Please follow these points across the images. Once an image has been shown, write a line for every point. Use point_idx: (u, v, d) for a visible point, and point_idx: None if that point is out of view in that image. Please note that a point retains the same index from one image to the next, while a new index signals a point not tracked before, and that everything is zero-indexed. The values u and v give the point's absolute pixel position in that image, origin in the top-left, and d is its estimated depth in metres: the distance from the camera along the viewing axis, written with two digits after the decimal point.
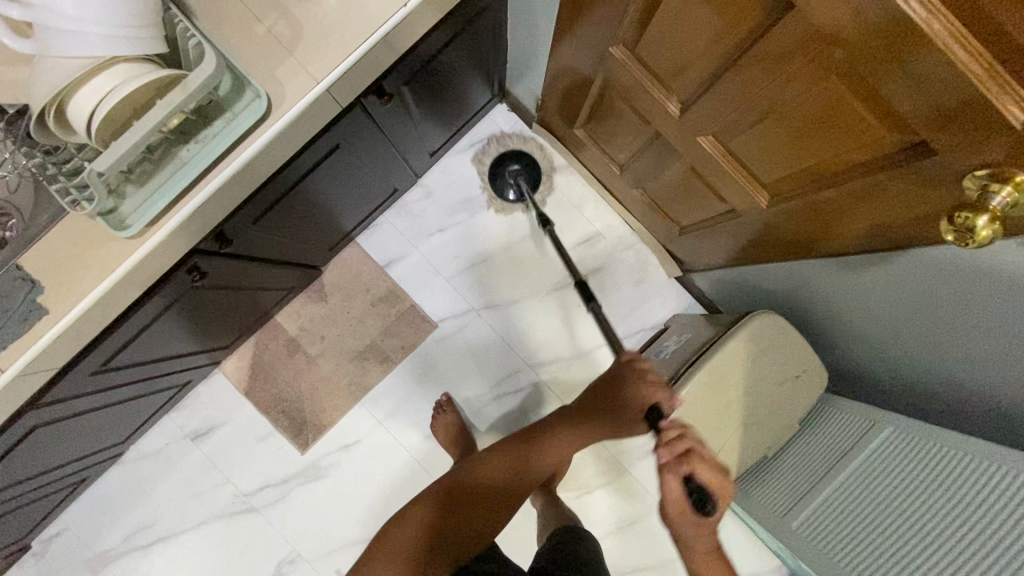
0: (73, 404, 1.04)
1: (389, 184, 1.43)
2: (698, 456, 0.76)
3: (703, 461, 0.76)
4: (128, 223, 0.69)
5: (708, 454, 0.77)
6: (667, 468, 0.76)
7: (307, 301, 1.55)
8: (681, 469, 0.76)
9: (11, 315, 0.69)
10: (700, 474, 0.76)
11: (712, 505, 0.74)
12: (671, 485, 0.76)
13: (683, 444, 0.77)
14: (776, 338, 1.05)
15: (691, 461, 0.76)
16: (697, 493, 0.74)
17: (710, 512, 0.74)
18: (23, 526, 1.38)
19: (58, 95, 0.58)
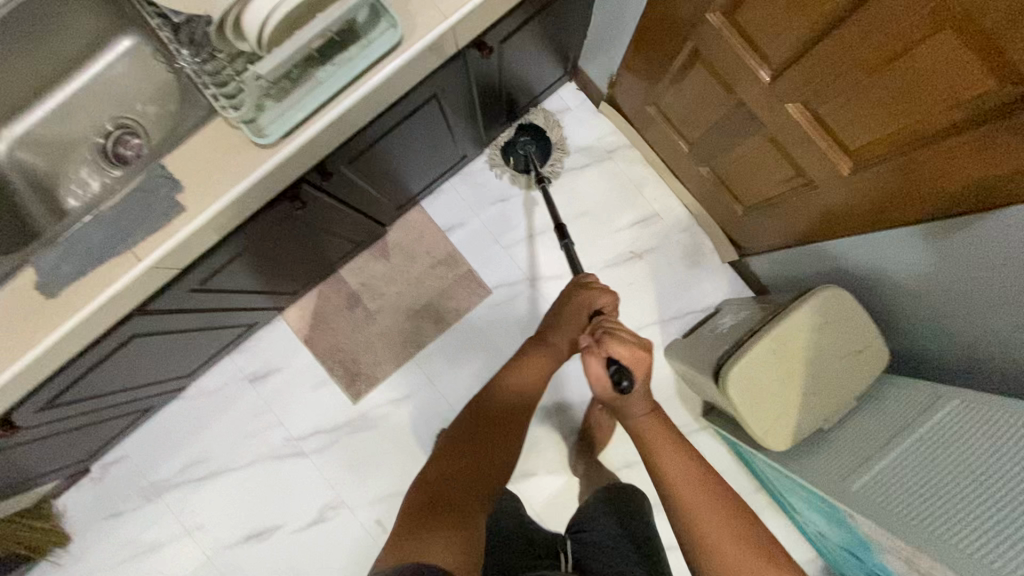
0: (167, 319, 1.10)
1: (461, 150, 1.48)
2: (609, 338, 0.95)
3: (631, 352, 0.95)
4: (265, 132, 0.75)
5: (624, 337, 0.96)
6: (591, 354, 0.96)
7: (370, 258, 1.62)
8: (601, 345, 0.96)
9: (155, 209, 0.76)
10: (615, 354, 0.94)
11: (627, 378, 0.92)
12: (593, 363, 0.97)
13: (624, 352, 0.94)
14: (840, 310, 1.07)
15: (610, 342, 0.95)
16: (615, 373, 0.94)
17: (627, 386, 0.92)
18: (91, 446, 1.46)
19: (238, 2, 0.65)
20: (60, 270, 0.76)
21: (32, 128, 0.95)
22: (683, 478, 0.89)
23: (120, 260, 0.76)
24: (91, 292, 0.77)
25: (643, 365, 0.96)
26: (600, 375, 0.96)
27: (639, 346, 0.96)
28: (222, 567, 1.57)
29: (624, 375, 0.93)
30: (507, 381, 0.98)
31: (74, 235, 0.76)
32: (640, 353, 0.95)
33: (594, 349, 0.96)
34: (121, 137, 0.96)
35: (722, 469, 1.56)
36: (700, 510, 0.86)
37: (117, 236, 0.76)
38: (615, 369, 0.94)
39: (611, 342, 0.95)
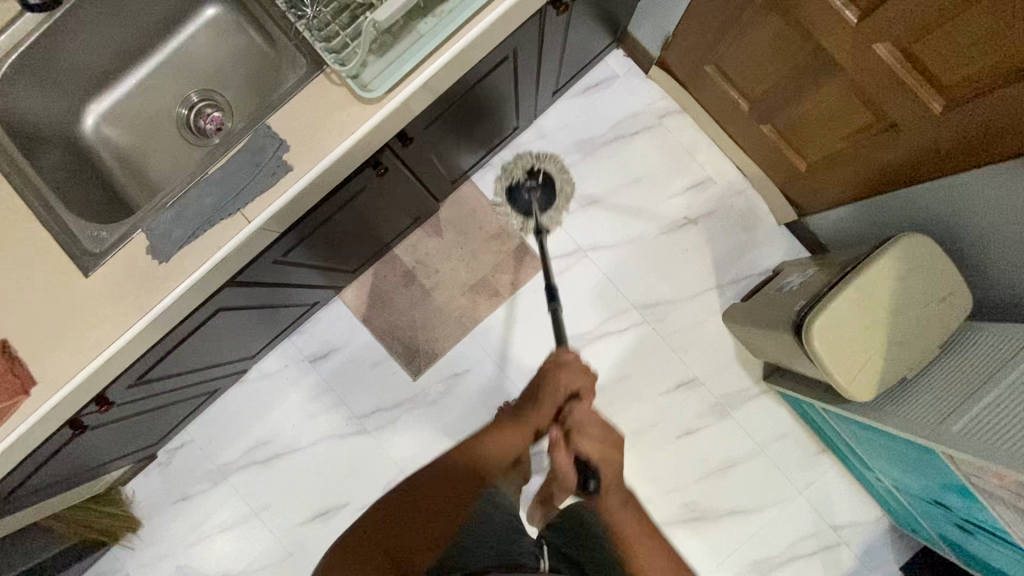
0: (251, 293, 1.10)
1: (517, 121, 1.48)
2: (578, 433, 0.89)
3: (596, 452, 0.88)
4: (370, 87, 0.76)
5: (592, 433, 0.89)
6: (559, 449, 0.90)
7: (423, 235, 1.62)
8: (567, 446, 0.89)
9: (263, 168, 0.76)
10: (585, 453, 0.88)
11: (593, 480, 0.85)
12: (563, 464, 0.90)
13: (590, 450, 0.88)
14: (924, 258, 1.07)
15: (576, 440, 0.89)
16: (583, 475, 0.87)
17: (594, 486, 0.85)
18: (161, 429, 1.48)
19: None
20: (173, 234, 0.77)
21: (118, 101, 0.96)
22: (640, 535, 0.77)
23: (230, 222, 0.77)
24: (203, 255, 0.77)
25: (615, 472, 0.86)
26: (568, 477, 0.89)
27: (608, 442, 0.89)
28: (291, 545, 1.59)
29: (591, 476, 0.86)
30: (489, 427, 0.89)
31: (184, 199, 0.77)
32: (609, 450, 0.88)
33: (558, 450, 0.90)
34: (202, 110, 0.96)
35: (784, 432, 1.56)
36: None
37: (226, 198, 0.77)
38: (584, 466, 0.88)
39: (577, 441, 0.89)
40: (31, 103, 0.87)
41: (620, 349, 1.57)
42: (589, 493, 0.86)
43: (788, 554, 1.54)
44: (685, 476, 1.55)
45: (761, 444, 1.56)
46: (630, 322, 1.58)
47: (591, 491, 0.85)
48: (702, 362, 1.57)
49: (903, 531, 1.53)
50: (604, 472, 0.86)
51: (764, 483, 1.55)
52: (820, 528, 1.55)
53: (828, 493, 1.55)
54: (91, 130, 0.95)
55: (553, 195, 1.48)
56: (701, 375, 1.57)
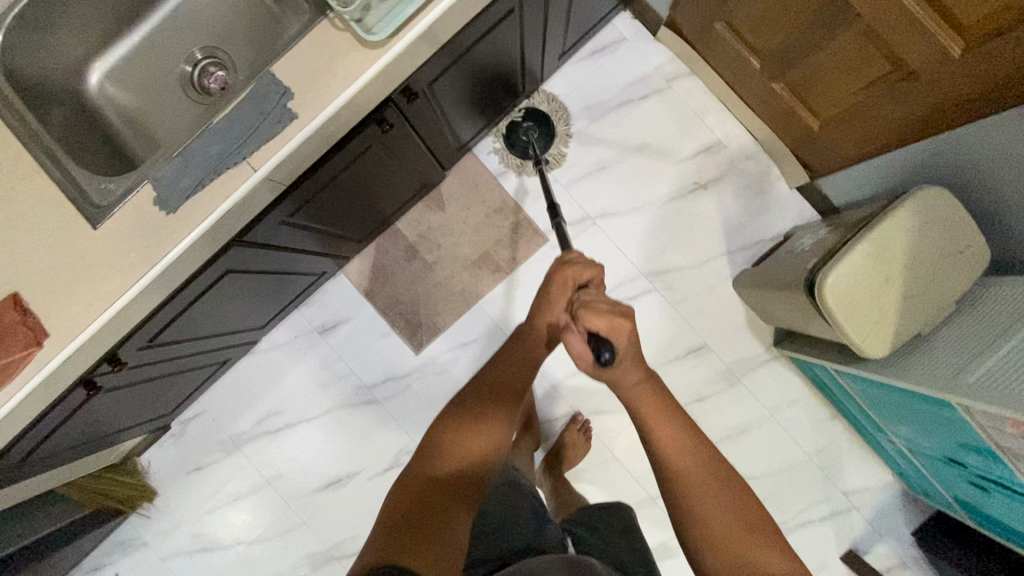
0: (258, 256, 1.10)
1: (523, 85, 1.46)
2: (585, 308, 0.74)
3: (605, 326, 0.73)
4: (374, 31, 0.75)
5: (596, 302, 0.75)
6: (571, 329, 0.78)
7: (430, 205, 1.61)
8: (577, 322, 0.76)
9: (269, 116, 0.75)
10: (594, 327, 0.74)
11: (608, 352, 0.73)
12: (576, 343, 0.78)
13: (601, 325, 0.74)
14: (941, 212, 1.05)
15: (581, 316, 0.75)
16: (596, 346, 0.74)
17: (609, 358, 0.74)
18: (173, 399, 1.49)
19: None
20: (180, 183, 0.76)
21: (121, 59, 0.95)
22: (682, 453, 0.71)
23: (236, 171, 0.76)
24: (209, 205, 0.77)
25: (631, 339, 0.74)
26: (583, 354, 0.77)
27: (621, 311, 0.73)
28: (304, 512, 1.61)
29: (604, 347, 0.74)
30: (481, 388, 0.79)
31: (190, 147, 0.76)
32: (621, 321, 0.73)
33: (572, 333, 0.78)
34: (207, 68, 0.95)
35: (796, 398, 1.55)
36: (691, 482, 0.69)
37: (230, 147, 0.76)
38: (596, 336, 0.75)
39: (584, 318, 0.75)
40: (33, 60, 0.87)
41: (629, 317, 1.56)
42: (610, 363, 0.74)
43: (799, 519, 1.54)
44: None
45: (772, 410, 1.55)
46: (639, 289, 1.56)
47: (610, 360, 0.73)
48: (711, 328, 1.56)
49: (915, 495, 1.53)
50: (617, 346, 0.74)
51: (775, 448, 1.55)
52: (831, 494, 1.54)
53: (839, 459, 1.55)
54: (95, 90, 0.94)
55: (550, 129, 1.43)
56: (711, 342, 1.56)
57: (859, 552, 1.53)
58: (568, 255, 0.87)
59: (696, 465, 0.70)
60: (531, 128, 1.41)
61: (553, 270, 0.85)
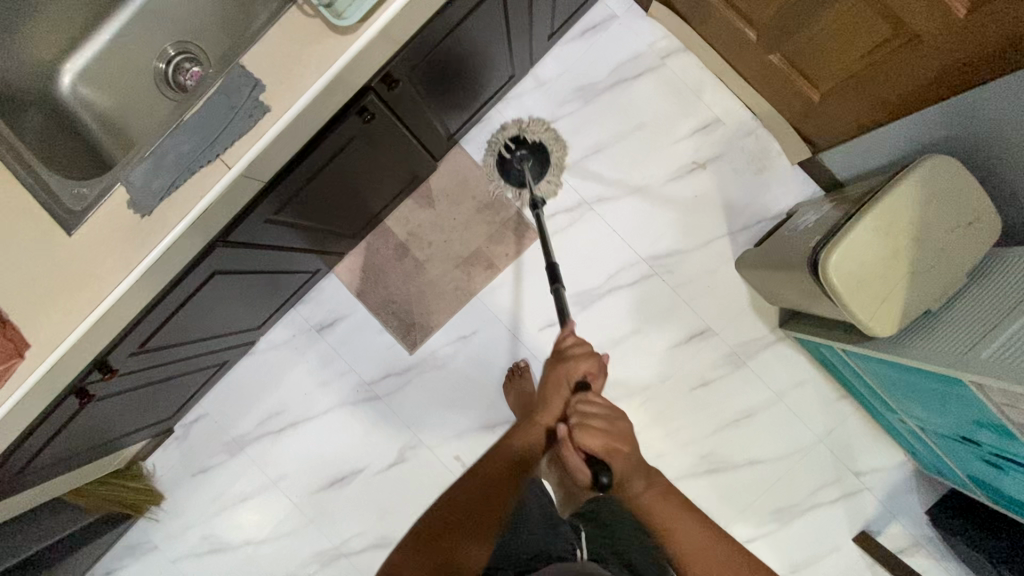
0: (246, 256, 1.07)
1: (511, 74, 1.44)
2: (582, 431, 0.92)
3: (602, 439, 0.92)
4: (344, 15, 0.71)
5: (592, 420, 0.93)
6: (568, 449, 0.93)
7: (422, 197, 1.58)
8: (574, 436, 0.92)
9: (240, 110, 0.73)
10: (592, 449, 0.91)
11: (607, 477, 0.86)
12: (573, 458, 0.93)
13: (597, 442, 0.91)
14: (948, 182, 1.00)
15: (575, 437, 0.92)
16: (595, 467, 0.89)
17: (607, 482, 0.86)
18: (174, 403, 1.49)
19: None
20: (152, 185, 0.74)
21: (92, 58, 0.92)
22: (659, 499, 0.88)
23: (210, 170, 0.74)
24: (183, 207, 0.74)
25: (621, 447, 0.93)
26: (581, 468, 0.92)
27: (610, 438, 0.92)
28: (310, 512, 1.61)
29: (602, 475, 0.86)
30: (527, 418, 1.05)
31: (161, 147, 0.74)
32: (614, 447, 0.92)
33: (570, 443, 0.93)
34: (180, 64, 0.92)
35: (803, 379, 1.52)
36: (669, 525, 0.85)
37: (202, 145, 0.73)
38: (596, 462, 0.89)
39: (579, 437, 0.92)
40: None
41: (630, 303, 1.53)
42: (606, 488, 0.86)
43: (810, 502, 1.52)
44: (702, 427, 1.53)
45: (779, 393, 1.52)
46: (639, 275, 1.53)
47: (607, 485, 0.86)
48: (715, 311, 1.52)
49: (928, 474, 1.50)
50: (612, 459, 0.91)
51: (784, 431, 1.52)
52: (842, 476, 1.52)
53: (848, 439, 1.51)
54: (67, 91, 0.91)
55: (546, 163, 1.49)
56: (715, 326, 1.52)
57: (872, 533, 1.51)
58: (564, 347, 1.09)
59: (676, 516, 0.86)
60: (524, 156, 1.49)
61: (553, 364, 1.08)
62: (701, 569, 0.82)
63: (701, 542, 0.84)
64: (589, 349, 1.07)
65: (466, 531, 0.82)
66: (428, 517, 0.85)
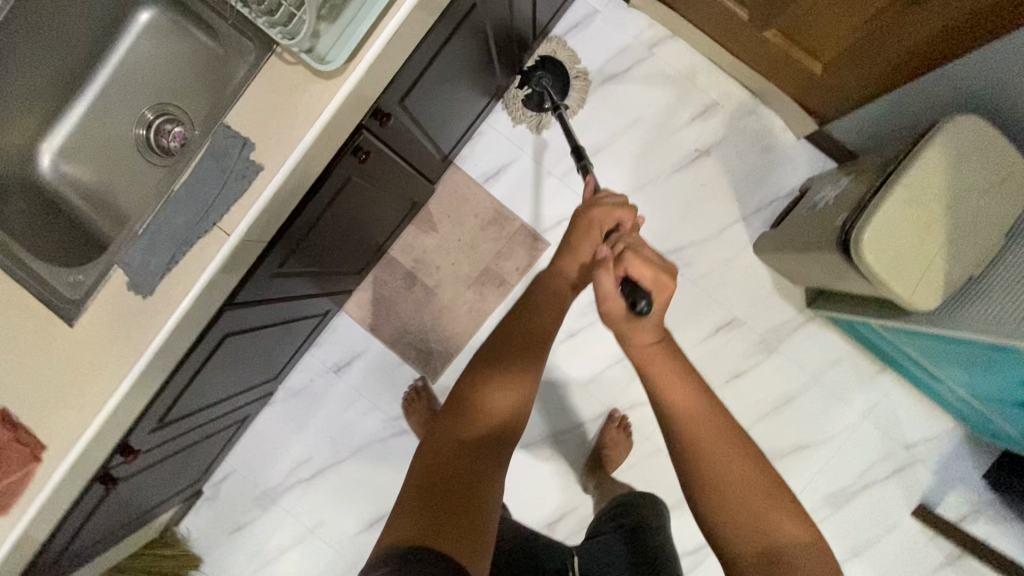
0: (256, 313, 1.04)
1: (511, 63, 1.36)
2: (632, 252, 0.75)
3: (649, 270, 0.74)
4: (327, 59, 0.67)
5: (644, 250, 0.77)
6: (607, 267, 0.77)
7: (423, 222, 1.54)
8: (620, 258, 0.76)
9: (231, 173, 0.68)
10: (634, 274, 0.75)
11: (646, 301, 0.72)
12: (605, 280, 0.77)
13: (645, 270, 0.74)
14: (977, 142, 0.95)
15: (626, 256, 0.75)
16: (631, 293, 0.74)
17: (644, 308, 0.72)
18: (199, 465, 1.45)
19: None
20: (151, 264, 0.70)
21: (72, 134, 0.88)
22: (676, 377, 0.70)
23: (208, 240, 0.69)
24: (186, 282, 0.70)
25: (667, 291, 0.75)
26: (613, 291, 0.76)
27: (663, 269, 0.75)
28: (353, 556, 1.57)
29: (641, 296, 0.73)
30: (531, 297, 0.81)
31: (155, 223, 0.70)
32: (663, 279, 0.74)
33: (609, 263, 0.77)
34: (162, 127, 0.88)
35: (838, 357, 1.47)
36: (675, 391, 0.68)
37: (197, 215, 0.69)
38: (632, 290, 0.74)
39: (625, 261, 0.75)
40: None
41: None
42: (643, 315, 0.73)
43: (863, 482, 1.47)
44: (741, 419, 1.49)
45: (815, 373, 1.47)
46: None
47: (646, 310, 0.72)
48: (739, 299, 1.48)
49: (980, 437, 1.44)
50: (652, 295, 0.74)
51: (826, 413, 1.47)
52: (891, 450, 1.47)
53: (893, 412, 1.46)
54: (50, 172, 0.88)
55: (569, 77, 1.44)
56: (742, 314, 1.48)
57: (931, 506, 1.46)
58: (601, 198, 0.87)
59: (690, 393, 0.68)
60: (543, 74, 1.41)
61: (587, 210, 0.86)
62: (713, 461, 0.64)
63: (711, 418, 0.66)
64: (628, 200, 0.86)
65: (487, 468, 0.62)
66: (432, 456, 0.61)
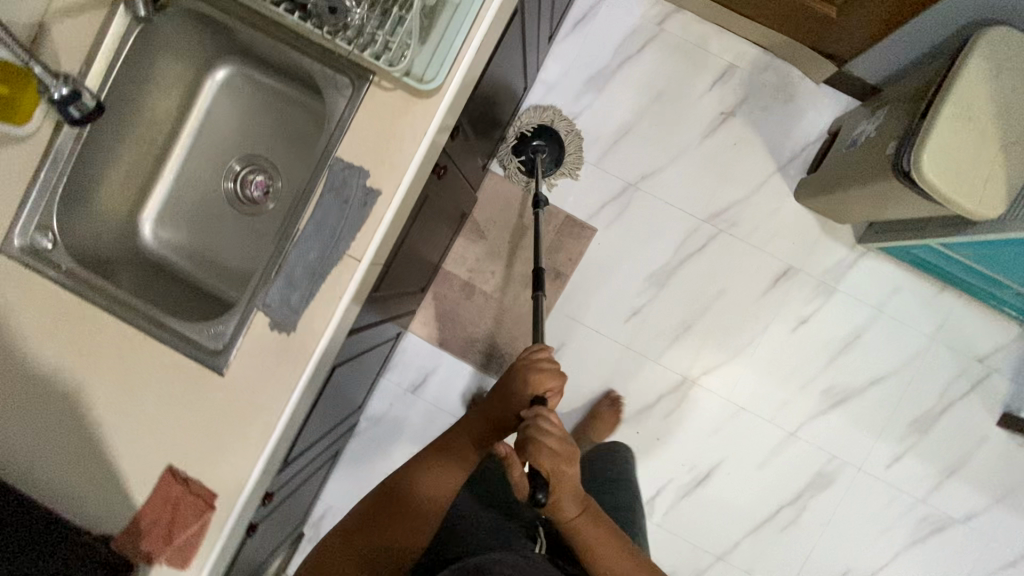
0: (358, 339, 1.07)
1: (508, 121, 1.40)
2: (537, 446, 0.85)
3: (554, 460, 0.85)
4: (428, 78, 0.70)
5: (550, 443, 0.86)
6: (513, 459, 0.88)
7: (471, 232, 1.57)
8: (529, 449, 0.86)
9: (353, 202, 0.72)
10: (539, 466, 0.85)
11: (544, 492, 0.83)
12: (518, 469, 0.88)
13: (547, 466, 0.85)
14: (1012, 50, 1.00)
15: (530, 451, 0.86)
16: (536, 485, 0.83)
17: (543, 499, 0.83)
18: (302, 507, 1.47)
19: None
20: (291, 300, 0.74)
21: (165, 198, 0.92)
22: (590, 525, 0.88)
23: (341, 267, 0.73)
24: (326, 311, 0.74)
25: (569, 480, 0.86)
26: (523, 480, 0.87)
27: (563, 457, 0.86)
28: None
29: (543, 488, 0.83)
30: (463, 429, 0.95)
31: (288, 262, 0.74)
32: (564, 466, 0.85)
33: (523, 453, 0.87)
34: (248, 177, 0.92)
35: (896, 286, 1.50)
36: (586, 539, 0.87)
37: (328, 246, 0.73)
38: (538, 478, 0.84)
39: (537, 454, 0.85)
40: (91, 233, 0.84)
41: (703, 267, 1.53)
42: (543, 505, 0.83)
43: (944, 401, 1.51)
44: (814, 363, 1.52)
45: (877, 306, 1.51)
46: (704, 238, 1.53)
47: (543, 503, 0.82)
48: (790, 248, 1.52)
49: None
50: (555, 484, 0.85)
51: (895, 342, 1.51)
52: (965, 367, 1.50)
53: (959, 329, 1.50)
54: (153, 240, 0.91)
55: (564, 150, 1.51)
56: (796, 262, 1.52)
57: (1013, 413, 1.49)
58: (537, 357, 0.99)
59: (598, 536, 0.87)
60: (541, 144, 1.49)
61: (519, 375, 0.97)
62: None
63: (621, 552, 0.88)
64: (555, 366, 0.98)
65: (423, 526, 0.83)
66: (369, 537, 0.82)
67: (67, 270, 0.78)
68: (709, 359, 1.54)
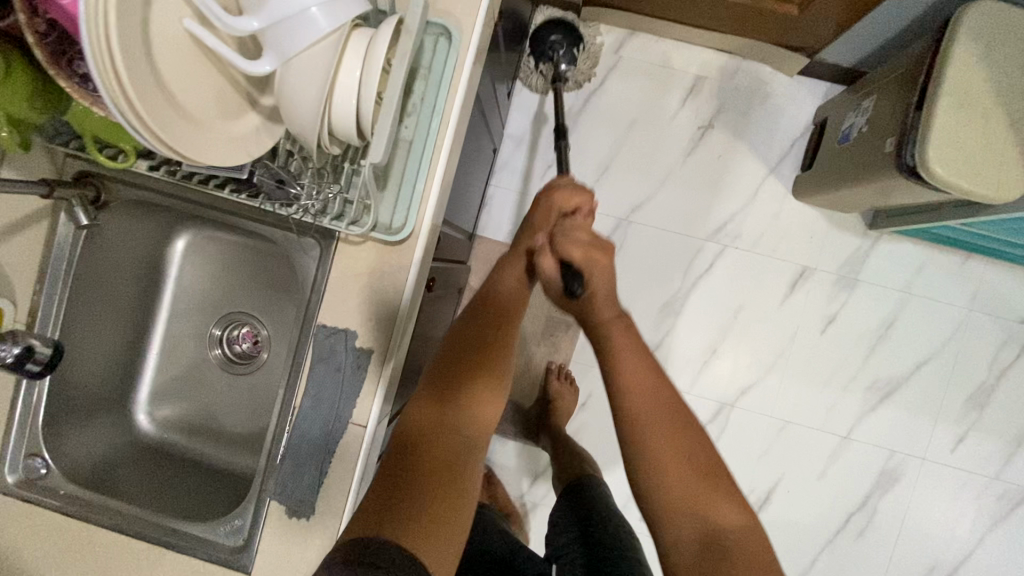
0: None
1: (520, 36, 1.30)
2: (567, 239, 0.77)
3: (588, 252, 0.76)
4: (395, 227, 0.66)
5: (580, 235, 0.78)
6: (544, 253, 0.79)
7: (472, 302, 1.52)
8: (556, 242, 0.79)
9: (346, 368, 0.67)
10: (572, 257, 0.76)
11: (580, 283, 0.76)
12: (545, 260, 0.79)
13: (584, 256, 0.76)
14: (996, 23, 0.94)
15: (559, 241, 0.78)
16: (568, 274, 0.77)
17: (580, 290, 0.76)
18: None
19: (322, 118, 0.54)
20: (302, 484, 0.68)
21: (154, 379, 0.87)
22: (639, 363, 0.72)
23: (348, 439, 0.68)
24: (342, 488, 0.69)
25: (608, 277, 0.77)
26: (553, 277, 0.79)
27: (599, 248, 0.77)
28: None
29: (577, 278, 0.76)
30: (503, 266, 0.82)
31: (290, 444, 0.69)
32: (598, 258, 0.76)
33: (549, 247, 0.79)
34: (232, 335, 0.88)
35: (921, 263, 1.43)
36: (627, 371, 0.71)
37: (329, 420, 0.68)
38: (573, 270, 0.77)
39: (562, 243, 0.78)
40: (84, 441, 0.80)
41: (716, 286, 1.47)
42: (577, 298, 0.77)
43: (996, 371, 1.43)
44: (852, 359, 1.45)
45: (906, 288, 1.44)
46: (710, 256, 1.46)
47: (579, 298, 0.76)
48: (802, 247, 1.45)
49: None
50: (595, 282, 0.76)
51: (932, 321, 1.43)
52: (1011, 332, 1.42)
53: (996, 294, 1.42)
54: (149, 424, 0.86)
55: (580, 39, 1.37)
56: (810, 261, 1.45)
57: None
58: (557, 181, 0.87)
59: (645, 378, 0.70)
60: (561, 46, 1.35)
61: (542, 196, 0.86)
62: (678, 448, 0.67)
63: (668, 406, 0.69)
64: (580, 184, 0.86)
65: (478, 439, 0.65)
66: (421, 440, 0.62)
67: (66, 495, 0.74)
68: (742, 379, 1.47)
